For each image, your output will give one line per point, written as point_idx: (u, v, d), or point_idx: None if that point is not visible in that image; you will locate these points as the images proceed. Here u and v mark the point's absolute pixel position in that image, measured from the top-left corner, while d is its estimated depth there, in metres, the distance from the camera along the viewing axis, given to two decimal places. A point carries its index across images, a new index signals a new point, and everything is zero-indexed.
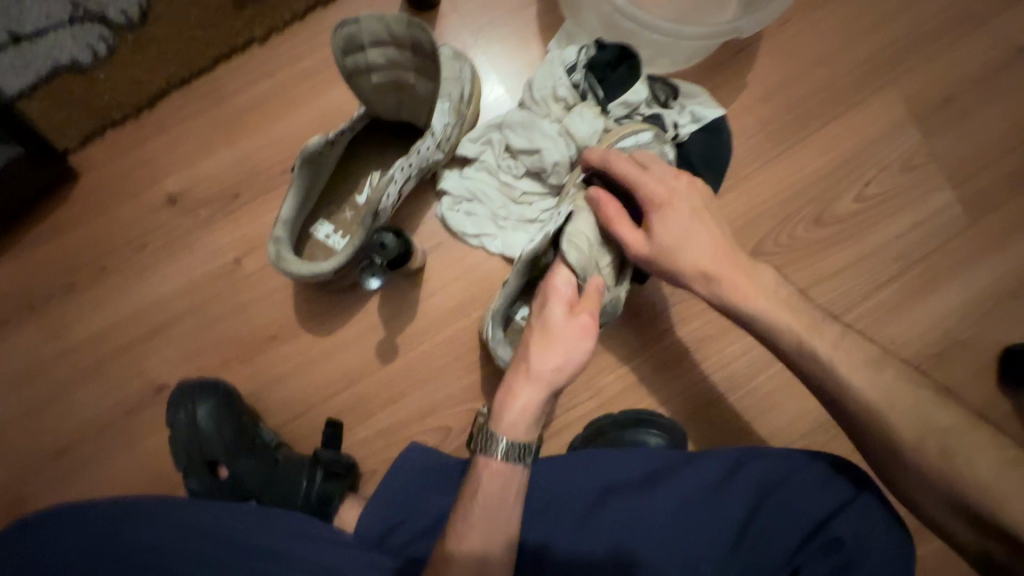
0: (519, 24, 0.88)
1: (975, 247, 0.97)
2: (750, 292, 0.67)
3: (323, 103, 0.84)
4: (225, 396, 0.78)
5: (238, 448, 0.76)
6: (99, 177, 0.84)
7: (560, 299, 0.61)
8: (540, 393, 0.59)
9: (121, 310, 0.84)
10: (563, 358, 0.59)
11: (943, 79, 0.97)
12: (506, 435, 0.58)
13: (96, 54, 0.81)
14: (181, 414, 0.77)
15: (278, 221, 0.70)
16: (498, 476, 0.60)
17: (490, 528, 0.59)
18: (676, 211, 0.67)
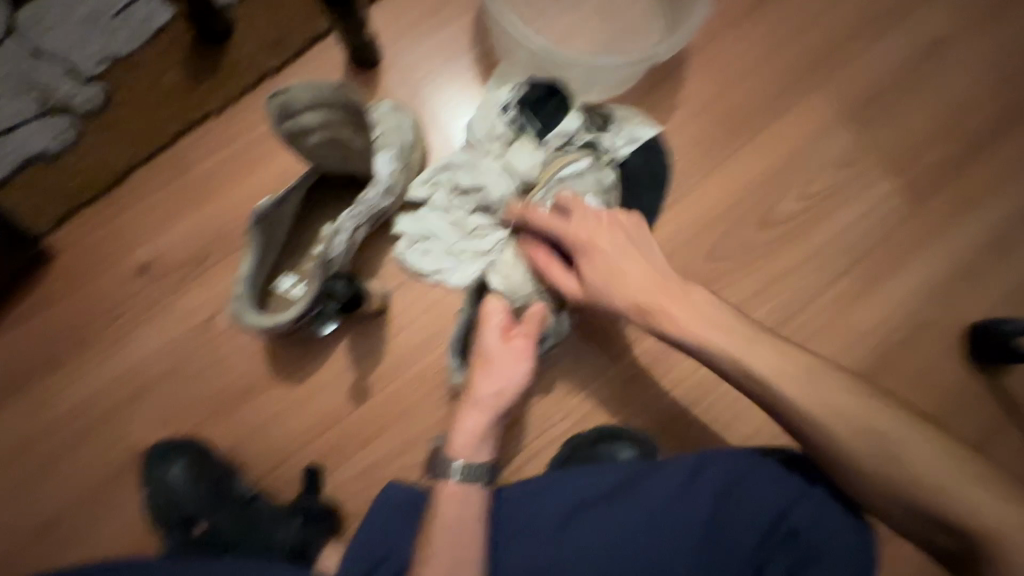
0: (458, 69, 0.94)
1: (922, 232, 1.00)
2: (689, 318, 0.66)
3: (279, 164, 0.90)
4: (197, 455, 0.82)
5: (216, 504, 0.79)
6: (72, 255, 0.88)
7: (493, 329, 0.69)
8: (486, 416, 0.68)
9: (100, 379, 0.87)
10: (503, 381, 0.68)
11: (869, 77, 1.02)
12: (458, 462, 0.66)
13: (66, 142, 0.87)
14: (159, 476, 0.80)
15: (239, 279, 0.74)
16: (458, 496, 0.66)
17: (455, 550, 0.63)
18: (603, 249, 0.69)
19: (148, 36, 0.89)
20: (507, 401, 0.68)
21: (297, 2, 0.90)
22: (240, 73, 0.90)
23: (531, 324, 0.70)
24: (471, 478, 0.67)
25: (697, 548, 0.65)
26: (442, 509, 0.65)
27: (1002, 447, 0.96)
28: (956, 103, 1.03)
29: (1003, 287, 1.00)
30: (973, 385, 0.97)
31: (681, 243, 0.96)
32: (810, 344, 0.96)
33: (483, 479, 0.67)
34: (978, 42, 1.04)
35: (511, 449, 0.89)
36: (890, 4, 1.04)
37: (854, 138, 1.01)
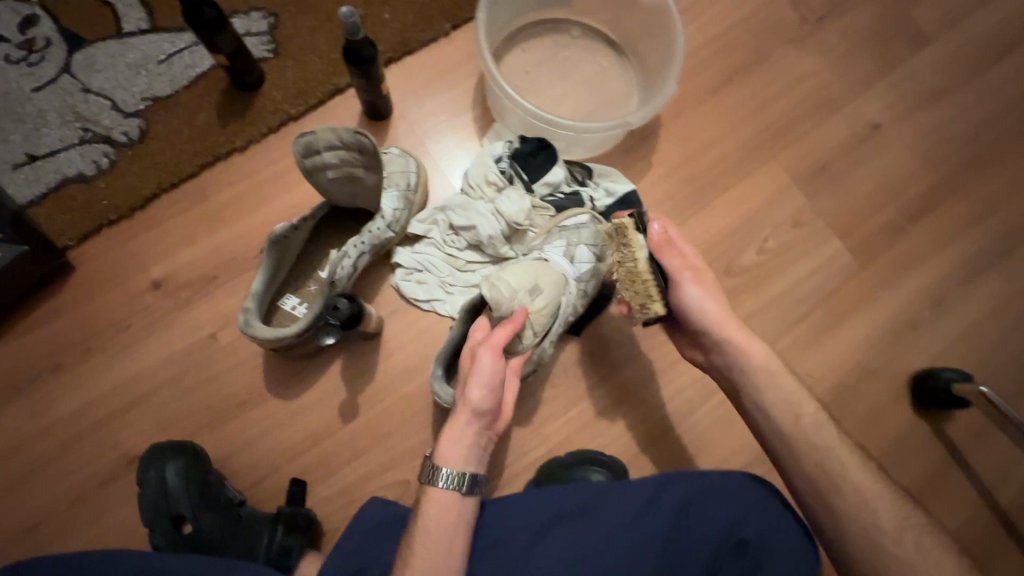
0: (458, 126, 1.07)
1: (866, 288, 1.12)
2: (736, 329, 0.79)
3: (294, 197, 1.00)
4: (195, 453, 0.81)
5: (203, 504, 0.78)
6: (90, 269, 0.95)
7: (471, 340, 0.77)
8: (462, 420, 0.73)
9: (103, 385, 0.92)
10: (474, 384, 0.73)
11: (818, 152, 1.17)
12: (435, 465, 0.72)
13: (99, 166, 0.96)
14: (150, 471, 0.79)
15: (249, 293, 0.81)
16: (441, 505, 0.71)
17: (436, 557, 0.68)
18: (710, 288, 0.81)
19: (187, 80, 1.01)
20: (477, 408, 0.73)
21: (322, 61, 1.03)
22: (267, 117, 1.01)
23: (499, 334, 0.74)
24: (453, 486, 0.72)
25: (657, 560, 0.70)
26: (422, 513, 0.71)
27: (942, 490, 1.04)
28: (892, 178, 1.18)
29: (939, 342, 1.11)
30: (915, 429, 1.07)
31: None
32: None
33: (462, 488, 0.72)
34: (909, 128, 1.21)
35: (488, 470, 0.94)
36: (834, 92, 1.21)
37: (805, 202, 1.15)
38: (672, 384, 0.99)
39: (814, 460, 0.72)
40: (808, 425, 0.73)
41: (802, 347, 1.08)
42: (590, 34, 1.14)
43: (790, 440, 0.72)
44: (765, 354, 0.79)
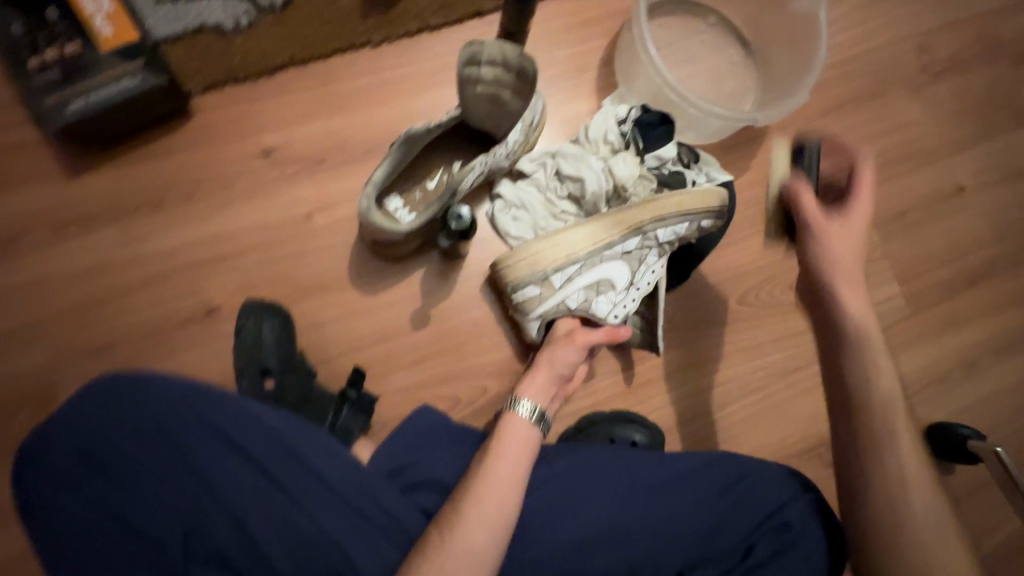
0: (583, 80, 1.09)
1: (910, 335, 1.18)
2: (855, 267, 0.78)
3: (414, 105, 1.02)
4: (285, 320, 0.91)
5: (287, 364, 0.88)
6: (206, 119, 0.96)
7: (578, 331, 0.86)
8: (547, 380, 0.81)
9: (195, 233, 0.94)
10: (573, 359, 0.84)
11: (902, 200, 1.22)
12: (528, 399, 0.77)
13: (239, 23, 0.96)
14: (248, 322, 0.90)
15: (370, 182, 0.84)
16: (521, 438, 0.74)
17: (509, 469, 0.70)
18: (851, 255, 0.79)
19: None
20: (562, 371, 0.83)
21: None
22: (408, 20, 1.02)
23: (602, 335, 0.85)
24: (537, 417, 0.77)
25: (700, 527, 0.76)
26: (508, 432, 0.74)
27: None
28: (960, 242, 1.23)
29: (961, 401, 1.18)
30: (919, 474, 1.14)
31: (720, 280, 1.11)
32: (803, 397, 1.10)
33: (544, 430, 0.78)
34: (991, 198, 1.25)
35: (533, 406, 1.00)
36: (930, 146, 1.24)
37: (878, 242, 1.20)
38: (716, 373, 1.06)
39: (878, 452, 0.71)
40: (920, 475, 0.70)
41: None
42: (726, 26, 1.15)
43: (881, 476, 0.71)
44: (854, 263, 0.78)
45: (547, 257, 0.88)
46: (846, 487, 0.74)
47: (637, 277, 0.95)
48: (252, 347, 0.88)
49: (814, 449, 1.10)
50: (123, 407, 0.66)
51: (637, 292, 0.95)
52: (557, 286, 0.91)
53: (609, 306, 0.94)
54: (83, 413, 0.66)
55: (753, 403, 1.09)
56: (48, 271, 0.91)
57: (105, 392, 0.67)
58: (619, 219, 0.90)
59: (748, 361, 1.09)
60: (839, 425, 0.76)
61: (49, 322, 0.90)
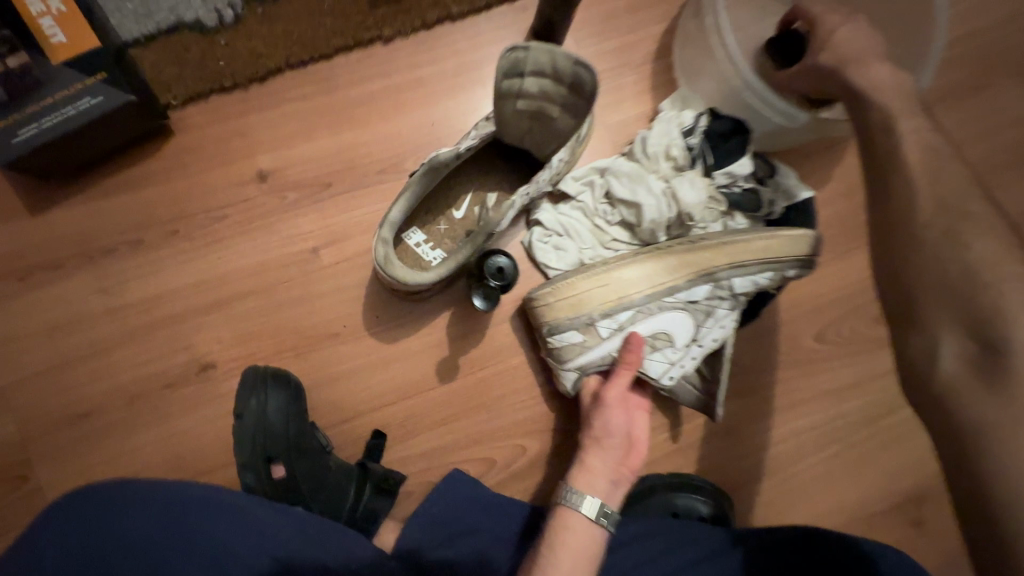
0: (636, 76, 0.91)
1: None
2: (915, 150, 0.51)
3: (435, 114, 0.85)
4: (296, 388, 0.71)
5: (297, 450, 0.69)
6: (192, 139, 0.81)
7: (616, 383, 0.74)
8: (606, 461, 0.72)
9: (186, 276, 0.80)
10: (621, 420, 0.73)
11: None
12: (586, 496, 0.69)
13: (222, 18, 0.79)
14: (249, 399, 0.70)
15: (387, 221, 0.68)
16: (574, 526, 0.68)
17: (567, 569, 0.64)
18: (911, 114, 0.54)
19: None
20: (616, 439, 0.73)
21: None
22: (425, 9, 0.84)
23: (631, 355, 0.74)
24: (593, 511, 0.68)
25: None
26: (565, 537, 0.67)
27: None
28: None
29: None
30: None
31: (794, 314, 0.95)
32: (886, 448, 0.96)
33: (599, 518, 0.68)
34: None
35: None
36: None
37: None
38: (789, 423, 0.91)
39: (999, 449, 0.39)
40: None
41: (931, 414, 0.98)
42: None
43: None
44: (923, 162, 0.49)
45: (595, 297, 0.73)
46: (976, 456, 0.40)
47: (700, 333, 0.77)
48: (256, 428, 0.69)
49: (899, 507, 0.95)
50: (101, 520, 0.58)
51: (699, 350, 0.79)
52: (604, 335, 0.75)
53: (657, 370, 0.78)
54: (53, 536, 0.58)
55: (829, 456, 0.94)
56: (17, 325, 0.78)
57: (81, 502, 0.59)
58: (686, 261, 0.74)
59: (824, 408, 0.94)
60: (925, 378, 0.44)
61: (22, 385, 0.77)
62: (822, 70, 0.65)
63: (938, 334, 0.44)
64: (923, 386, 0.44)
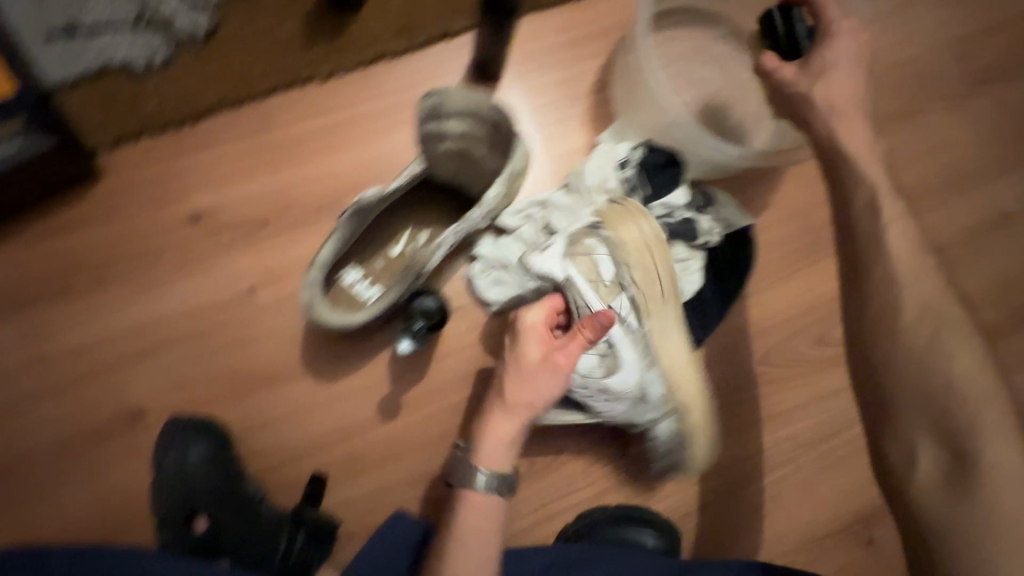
0: (576, 109, 0.92)
1: None
2: (900, 244, 0.54)
3: (373, 150, 0.84)
4: (221, 439, 0.76)
5: (221, 500, 0.75)
6: (124, 182, 0.80)
7: (534, 340, 0.74)
8: (513, 425, 0.73)
9: (116, 322, 0.78)
10: (556, 389, 0.73)
11: (949, 230, 1.05)
12: (484, 470, 0.71)
13: (151, 61, 0.79)
14: (171, 454, 0.75)
15: (316, 264, 0.68)
16: (479, 505, 0.70)
17: (472, 545, 0.68)
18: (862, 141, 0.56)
19: None
20: (540, 409, 0.73)
21: None
22: (361, 47, 0.85)
23: (587, 333, 0.71)
24: (494, 488, 0.71)
25: None
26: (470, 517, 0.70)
27: None
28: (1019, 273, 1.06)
29: None
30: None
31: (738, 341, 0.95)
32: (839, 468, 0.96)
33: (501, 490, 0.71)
34: None
35: (526, 498, 0.86)
36: (973, 169, 1.07)
37: None
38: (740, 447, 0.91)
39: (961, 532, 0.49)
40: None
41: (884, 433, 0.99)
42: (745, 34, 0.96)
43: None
44: (908, 256, 0.54)
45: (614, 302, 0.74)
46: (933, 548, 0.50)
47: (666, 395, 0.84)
48: (177, 476, 0.75)
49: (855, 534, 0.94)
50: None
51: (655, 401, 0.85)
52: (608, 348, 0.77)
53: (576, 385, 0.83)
54: None
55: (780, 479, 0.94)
56: None
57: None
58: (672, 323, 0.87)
59: (773, 434, 0.95)
60: (906, 480, 0.53)
61: None
62: (791, 97, 0.60)
63: (916, 440, 0.52)
64: (898, 480, 0.53)
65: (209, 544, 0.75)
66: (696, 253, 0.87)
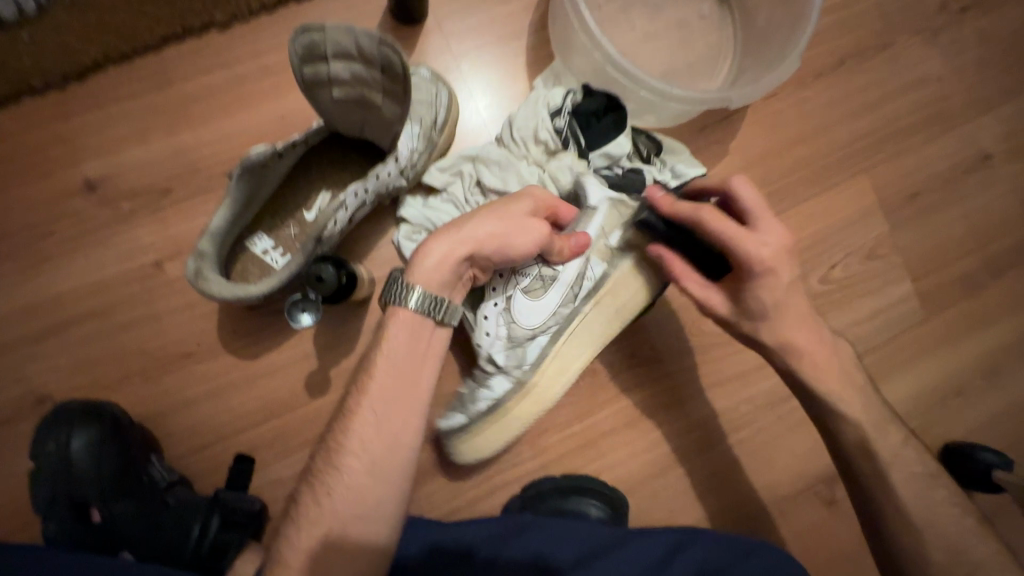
0: (508, 52, 0.84)
1: (947, 332, 0.93)
2: (833, 379, 0.62)
3: (283, 105, 0.76)
4: (114, 423, 0.68)
5: (118, 489, 0.67)
6: (17, 150, 0.74)
7: (523, 206, 0.64)
8: (464, 254, 0.60)
9: (16, 300, 0.73)
10: (521, 245, 0.62)
11: (928, 170, 0.96)
12: (421, 287, 0.58)
13: (22, 10, 0.72)
14: (49, 444, 0.66)
15: (206, 232, 0.62)
16: (409, 323, 0.59)
17: (390, 384, 0.57)
18: (775, 296, 0.60)
19: None
20: (491, 257, 0.62)
21: None
22: None
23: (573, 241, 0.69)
24: (428, 309, 0.59)
25: None
26: (392, 338, 0.59)
27: None
28: (1004, 214, 0.97)
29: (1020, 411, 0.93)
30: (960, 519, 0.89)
31: None
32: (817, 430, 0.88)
33: (436, 315, 0.60)
34: None
35: (469, 473, 0.81)
36: (952, 104, 0.98)
37: (903, 226, 0.95)
38: (701, 410, 0.84)
39: None
40: None
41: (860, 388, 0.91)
42: None
43: None
44: (850, 391, 0.62)
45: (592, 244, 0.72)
46: None
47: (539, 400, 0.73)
48: (61, 466, 0.66)
49: (836, 505, 0.85)
50: None
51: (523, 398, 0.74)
52: (545, 292, 0.73)
53: (498, 330, 0.75)
54: None
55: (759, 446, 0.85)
56: None
57: None
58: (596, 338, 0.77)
59: (742, 396, 0.85)
60: None
61: None
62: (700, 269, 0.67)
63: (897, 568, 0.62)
64: None
65: (108, 538, 0.67)
66: None
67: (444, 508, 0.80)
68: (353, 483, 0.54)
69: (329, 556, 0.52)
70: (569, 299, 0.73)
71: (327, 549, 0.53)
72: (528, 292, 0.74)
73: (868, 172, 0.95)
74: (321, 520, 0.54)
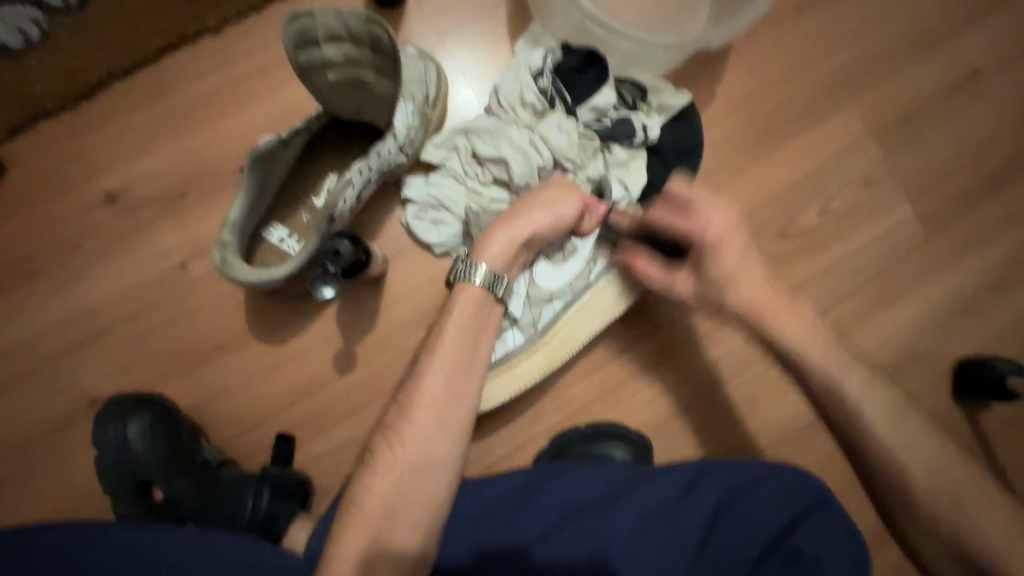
0: (487, 26, 0.86)
1: (949, 250, 0.95)
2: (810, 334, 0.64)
3: (279, 100, 0.80)
4: (161, 411, 0.74)
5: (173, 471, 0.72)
6: (40, 172, 0.79)
7: (560, 183, 0.72)
8: (524, 236, 0.67)
9: (55, 312, 0.78)
10: (567, 214, 0.70)
11: (916, 92, 0.97)
12: (491, 267, 0.64)
13: (28, 38, 0.77)
14: (109, 430, 0.72)
15: (225, 223, 0.66)
16: (475, 298, 0.65)
17: (460, 347, 0.63)
18: (728, 256, 0.66)
19: None
20: (544, 234, 0.69)
21: None
22: None
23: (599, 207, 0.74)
24: (491, 285, 0.65)
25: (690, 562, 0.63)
26: (455, 308, 0.65)
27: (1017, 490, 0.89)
28: (996, 127, 0.98)
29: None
30: (979, 428, 0.91)
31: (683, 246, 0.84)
32: None
33: (498, 290, 0.66)
34: None
35: (497, 430, 0.85)
36: (935, 22, 0.98)
37: (894, 150, 0.96)
38: (714, 349, 0.87)
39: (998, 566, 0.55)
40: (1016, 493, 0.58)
41: (868, 312, 0.93)
42: None
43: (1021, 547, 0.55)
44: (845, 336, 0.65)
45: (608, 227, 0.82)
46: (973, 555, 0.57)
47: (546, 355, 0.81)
48: (118, 453, 0.71)
49: None
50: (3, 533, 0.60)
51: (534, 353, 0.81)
52: (564, 261, 0.82)
53: (519, 288, 0.80)
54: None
55: (775, 379, 0.87)
56: None
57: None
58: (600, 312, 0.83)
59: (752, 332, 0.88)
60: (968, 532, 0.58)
61: None
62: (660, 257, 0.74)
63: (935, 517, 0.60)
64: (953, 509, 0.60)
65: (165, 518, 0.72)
66: (638, 152, 0.82)
67: (479, 466, 0.84)
68: (428, 431, 0.60)
69: (399, 490, 0.58)
70: (586, 269, 0.82)
71: (394, 491, 0.58)
72: (550, 259, 0.82)
73: (856, 100, 0.96)
74: (394, 467, 0.58)
